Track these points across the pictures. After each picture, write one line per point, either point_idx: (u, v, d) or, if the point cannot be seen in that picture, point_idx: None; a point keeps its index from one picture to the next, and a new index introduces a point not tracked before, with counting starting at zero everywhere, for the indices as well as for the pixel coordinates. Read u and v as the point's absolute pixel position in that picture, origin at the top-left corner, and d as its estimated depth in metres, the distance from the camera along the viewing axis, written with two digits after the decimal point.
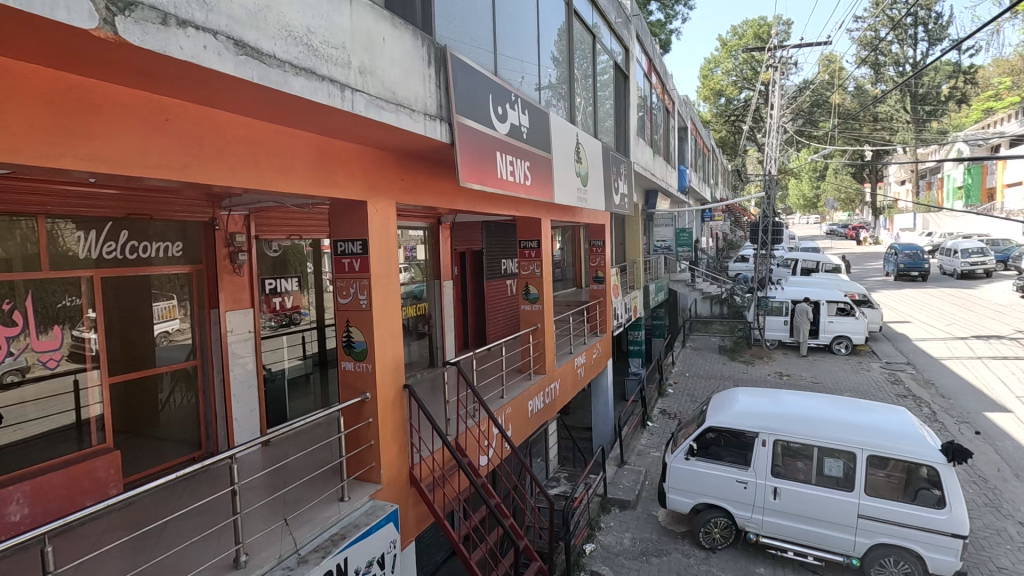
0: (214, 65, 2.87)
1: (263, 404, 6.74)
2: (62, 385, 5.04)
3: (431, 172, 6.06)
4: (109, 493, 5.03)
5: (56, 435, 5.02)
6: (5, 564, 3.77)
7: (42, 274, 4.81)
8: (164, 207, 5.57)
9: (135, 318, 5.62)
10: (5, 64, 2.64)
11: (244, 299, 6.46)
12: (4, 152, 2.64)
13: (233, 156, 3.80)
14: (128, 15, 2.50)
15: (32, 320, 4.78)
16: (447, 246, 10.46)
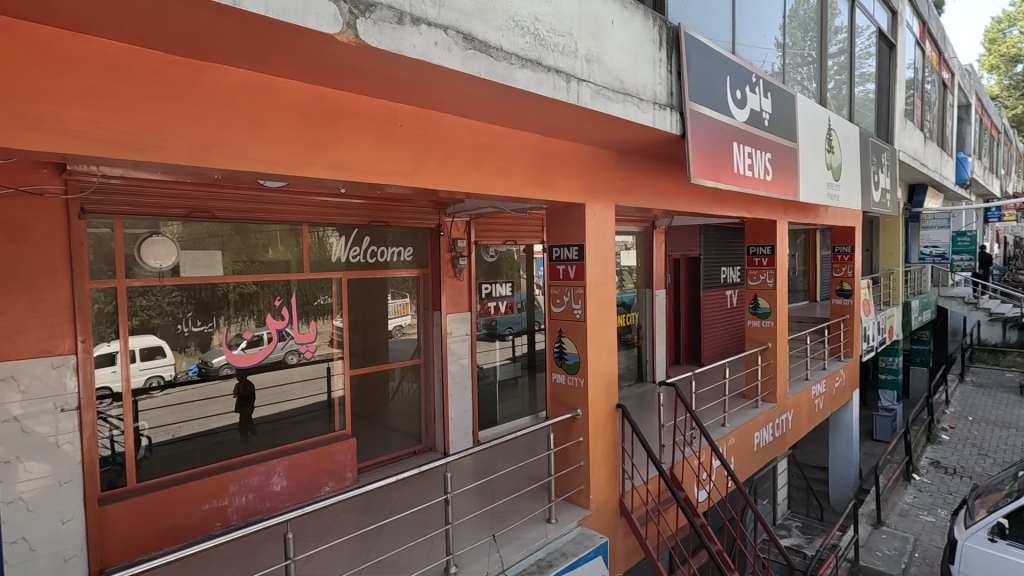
0: (443, 62, 2.74)
1: (477, 405, 6.91)
2: (317, 370, 5.72)
3: (653, 170, 5.46)
4: (346, 477, 5.59)
5: (312, 412, 5.68)
6: (258, 546, 4.39)
7: (306, 276, 5.51)
8: (398, 215, 6.00)
9: (373, 316, 6.17)
10: (271, 82, 2.85)
11: (462, 302, 6.69)
12: (267, 164, 2.87)
13: (458, 160, 3.75)
14: (368, 16, 2.46)
15: (296, 315, 5.50)
16: (661, 252, 9.67)
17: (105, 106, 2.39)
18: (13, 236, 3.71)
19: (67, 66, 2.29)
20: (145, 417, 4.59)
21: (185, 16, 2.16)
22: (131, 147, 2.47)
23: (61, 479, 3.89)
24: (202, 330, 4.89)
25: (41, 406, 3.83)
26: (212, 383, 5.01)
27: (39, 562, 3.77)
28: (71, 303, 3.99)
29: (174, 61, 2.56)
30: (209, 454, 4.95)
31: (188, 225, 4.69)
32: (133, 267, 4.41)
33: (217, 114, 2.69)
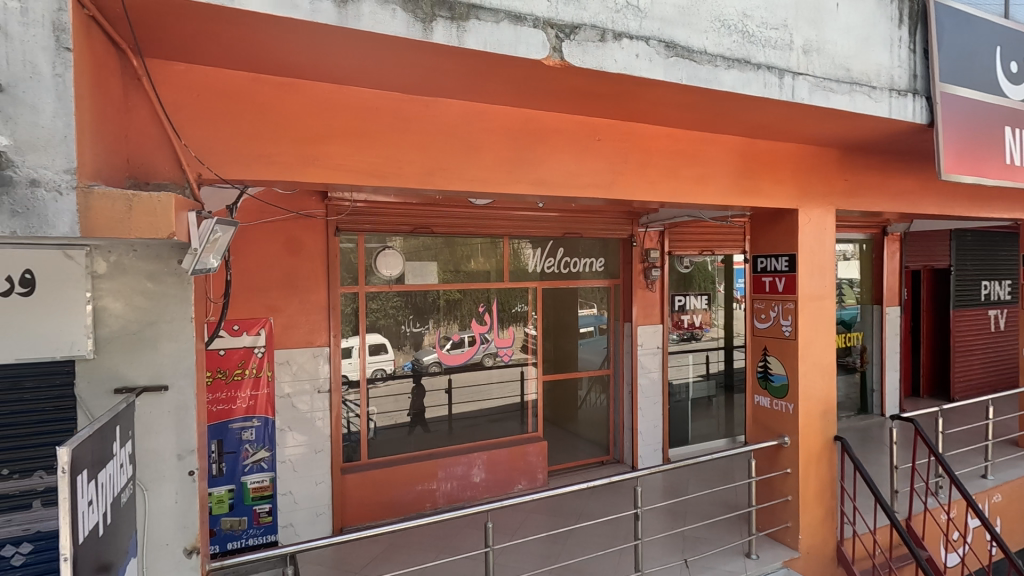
0: (645, 72, 2.74)
1: (667, 421, 6.66)
2: (512, 373, 6.09)
3: (887, 167, 4.69)
4: (537, 477, 5.86)
5: (507, 412, 6.07)
6: (462, 532, 4.80)
7: (505, 285, 5.93)
8: (591, 226, 6.12)
9: (565, 325, 6.36)
10: (484, 109, 3.16)
11: (654, 315, 6.56)
12: (479, 184, 3.18)
13: (655, 169, 3.70)
14: (572, 38, 2.58)
15: (496, 320, 5.96)
16: (895, 263, 8.21)
17: (359, 142, 2.90)
18: (291, 251, 4.75)
19: (335, 112, 2.84)
20: (374, 403, 5.36)
21: (421, 60, 2.52)
22: (376, 175, 2.95)
23: (316, 447, 4.86)
24: (416, 331, 5.56)
25: (303, 387, 4.82)
26: (422, 378, 5.65)
27: (300, 513, 4.81)
28: (326, 304, 4.90)
29: (409, 100, 2.99)
30: (421, 441, 5.60)
31: (408, 240, 5.38)
32: (370, 275, 5.23)
33: (440, 142, 3.07)
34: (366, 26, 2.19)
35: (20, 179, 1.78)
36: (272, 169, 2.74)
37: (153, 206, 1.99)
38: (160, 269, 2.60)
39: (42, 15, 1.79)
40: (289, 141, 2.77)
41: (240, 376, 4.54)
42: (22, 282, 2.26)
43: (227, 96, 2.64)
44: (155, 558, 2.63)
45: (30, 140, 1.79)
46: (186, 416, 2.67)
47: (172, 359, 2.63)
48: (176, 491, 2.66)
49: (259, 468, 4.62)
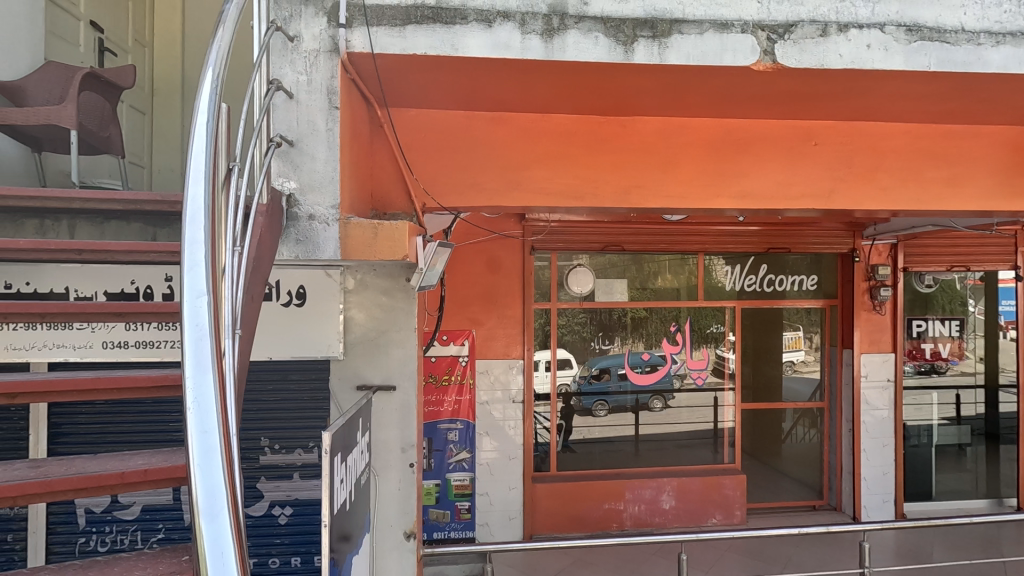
0: (878, 64, 2.41)
1: (901, 469, 5.61)
2: (706, 398, 5.72)
3: None
4: (734, 514, 5.39)
5: (699, 440, 5.70)
6: (653, 559, 4.62)
7: (698, 303, 5.62)
8: (802, 240, 5.51)
9: (768, 349, 5.80)
10: (684, 123, 3.07)
11: (883, 341, 5.61)
12: (677, 200, 3.09)
13: (889, 173, 3.19)
14: (787, 38, 2.39)
15: (688, 340, 5.67)
16: None
17: (558, 166, 3.05)
18: (492, 269, 5.16)
19: (537, 140, 3.04)
20: (562, 416, 5.47)
21: (621, 82, 2.57)
22: (573, 196, 3.07)
23: (509, 454, 5.15)
24: (602, 348, 5.54)
25: (498, 396, 5.17)
26: (606, 397, 5.58)
27: (495, 515, 5.13)
28: (521, 319, 5.19)
29: (607, 121, 3.05)
30: (608, 459, 5.55)
31: (597, 257, 5.43)
32: (561, 291, 5.39)
33: (637, 159, 3.07)
34: (571, 56, 2.32)
35: (302, 215, 2.24)
36: (482, 195, 3.04)
37: (392, 234, 2.33)
38: (393, 285, 3.02)
39: (321, 83, 2.25)
40: (497, 170, 3.03)
41: (448, 381, 5.03)
42: (296, 295, 2.88)
43: (448, 134, 2.99)
44: (383, 536, 3.04)
45: (310, 183, 2.24)
46: (408, 414, 3.05)
47: (399, 363, 3.03)
48: (399, 479, 3.04)
49: (461, 467, 5.03)
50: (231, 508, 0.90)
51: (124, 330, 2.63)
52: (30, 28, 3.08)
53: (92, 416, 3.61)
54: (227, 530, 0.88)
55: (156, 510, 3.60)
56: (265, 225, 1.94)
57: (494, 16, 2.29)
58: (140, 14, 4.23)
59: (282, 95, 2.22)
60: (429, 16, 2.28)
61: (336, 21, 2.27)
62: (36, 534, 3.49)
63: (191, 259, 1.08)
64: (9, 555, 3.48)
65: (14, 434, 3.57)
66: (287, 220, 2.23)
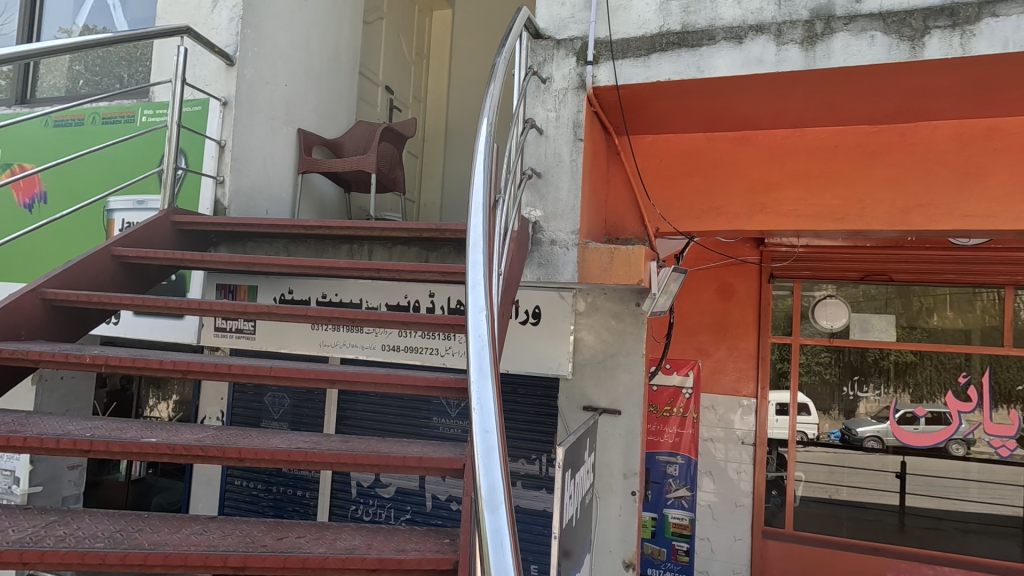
0: None
1: None
2: (1013, 476, 4.42)
3: None
4: None
5: (998, 529, 4.45)
6: None
7: (1000, 350, 4.40)
8: None
9: None
10: (992, 125, 2.49)
11: None
12: (979, 220, 2.52)
13: None
14: None
15: (986, 398, 4.45)
16: None
17: (815, 185, 2.75)
18: (724, 297, 4.84)
19: (790, 158, 2.78)
20: (802, 468, 4.76)
21: (904, 83, 2.20)
22: (832, 218, 2.72)
23: (735, 501, 4.71)
24: (854, 395, 4.71)
25: (725, 435, 4.78)
26: (854, 453, 4.72)
27: (717, 564, 4.71)
28: (756, 354, 4.75)
29: (880, 131, 2.65)
30: (863, 528, 4.64)
31: (851, 287, 4.69)
32: (804, 324, 4.76)
33: (921, 173, 2.58)
34: (838, 62, 2.08)
35: (545, 240, 2.41)
36: (720, 219, 2.90)
37: (628, 257, 2.38)
38: (623, 310, 3.06)
39: (568, 118, 2.41)
40: (740, 192, 2.86)
41: (669, 412, 4.86)
42: (532, 314, 3.00)
43: (685, 156, 2.93)
44: (602, 560, 3.04)
45: (554, 211, 2.41)
46: (633, 441, 3.01)
47: (626, 389, 3.04)
48: (620, 505, 3.01)
49: (680, 505, 4.80)
50: (507, 504, 0.95)
51: (398, 336, 3.15)
52: (349, 96, 3.97)
53: (368, 405, 4.40)
54: (505, 525, 0.92)
55: (407, 493, 4.20)
56: (515, 249, 2.14)
57: (746, 32, 2.19)
58: (420, 76, 5.12)
59: (534, 133, 2.43)
60: (675, 42, 2.29)
61: (584, 59, 2.42)
62: (324, 495, 4.36)
63: (473, 280, 1.25)
64: (306, 508, 4.42)
65: (317, 412, 4.54)
66: (532, 244, 2.43)
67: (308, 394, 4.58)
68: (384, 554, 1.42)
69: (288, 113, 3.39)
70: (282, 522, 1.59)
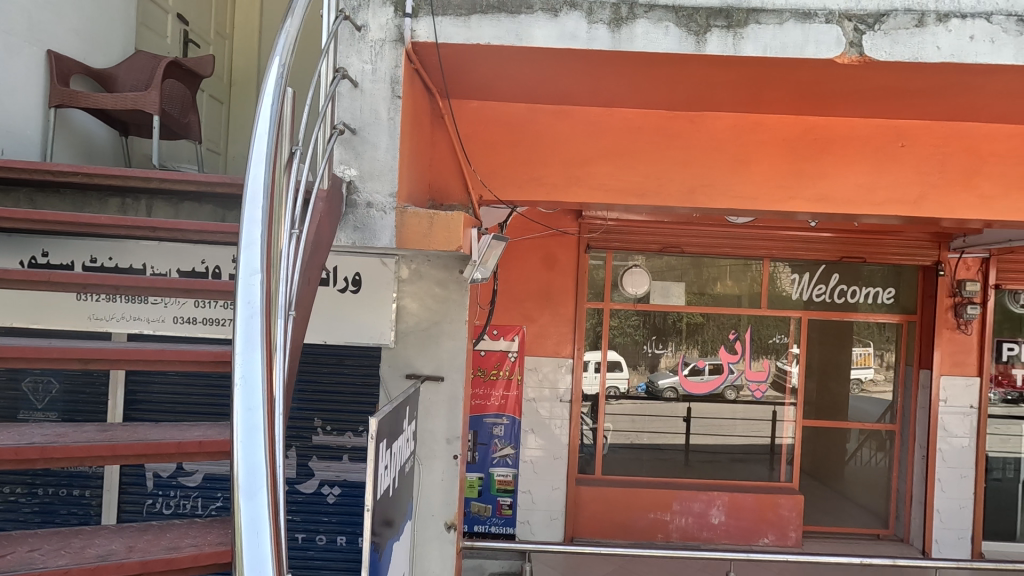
0: (983, 57, 2.18)
1: (983, 505, 5.20)
2: (763, 412, 5.44)
3: None
4: (789, 535, 5.13)
5: (753, 455, 5.43)
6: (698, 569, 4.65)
7: (760, 311, 5.34)
8: (880, 249, 5.16)
9: (835, 366, 5.46)
10: (759, 120, 2.92)
11: (967, 364, 5.18)
12: (746, 201, 2.96)
13: (989, 179, 2.93)
14: (878, 28, 2.21)
15: (748, 350, 5.40)
16: None
17: (623, 162, 2.98)
18: (548, 265, 5.12)
19: (602, 135, 2.97)
20: (610, 419, 5.35)
21: (693, 74, 2.45)
22: (636, 193, 2.99)
23: (554, 454, 5.11)
24: (655, 352, 5.36)
25: (547, 394, 5.13)
26: (654, 403, 5.40)
27: (538, 514, 5.10)
28: (574, 318, 5.13)
29: (676, 116, 2.94)
30: (657, 466, 5.37)
31: (655, 258, 5.27)
32: (616, 291, 5.26)
33: (706, 157, 2.95)
34: (639, 47, 2.24)
35: (361, 202, 2.27)
36: (540, 189, 3.02)
37: (447, 224, 2.32)
38: (447, 277, 3.04)
39: (385, 72, 2.27)
40: (558, 165, 3.00)
41: (496, 375, 5.04)
42: (353, 282, 2.84)
43: (508, 125, 2.97)
44: (425, 525, 3.06)
45: (371, 171, 2.27)
46: (456, 406, 3.05)
47: (450, 355, 3.04)
48: (443, 470, 3.05)
49: (504, 463, 5.02)
50: (269, 490, 0.93)
51: (194, 307, 2.76)
52: (124, 19, 3.32)
53: (166, 386, 3.82)
54: (263, 512, 0.90)
55: (216, 479, 3.78)
56: (325, 210, 1.98)
57: (561, 6, 2.24)
58: (223, 8, 4.44)
59: (347, 84, 2.25)
60: (494, 6, 2.26)
61: (402, 11, 2.28)
62: (110, 492, 3.73)
63: (247, 238, 1.11)
64: (87, 509, 3.74)
65: (98, 398, 3.83)
66: (347, 207, 2.28)
67: (84, 377, 3.83)
68: (153, 554, 1.23)
69: (33, 29, 2.69)
70: (12, 534, 1.30)
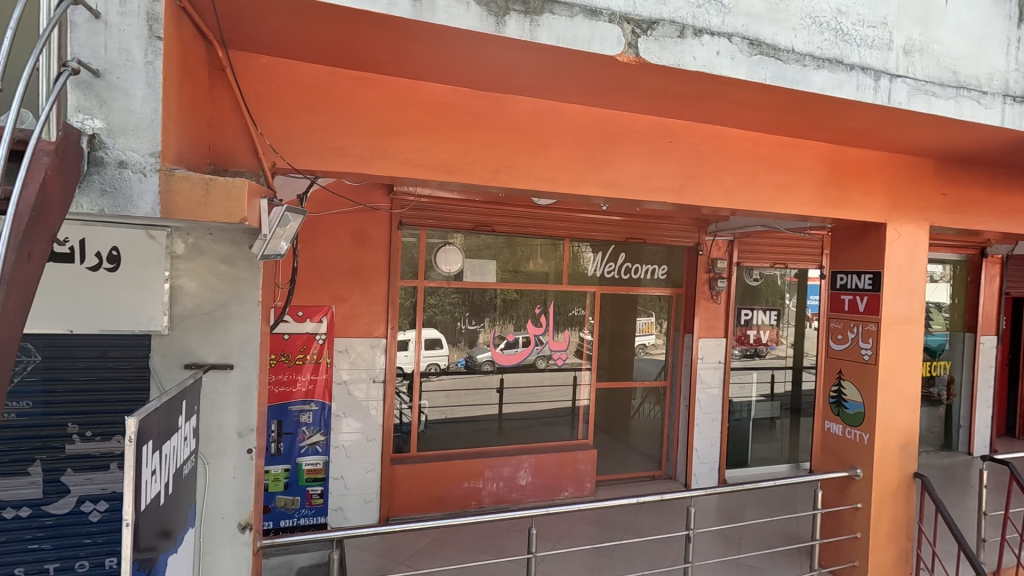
0: (726, 71, 2.59)
1: (726, 440, 6.42)
2: (565, 378, 5.97)
3: (995, 184, 4.35)
4: (584, 486, 5.76)
5: (557, 417, 5.96)
6: (505, 531, 4.99)
7: (563, 287, 5.81)
8: (657, 231, 5.97)
9: (623, 334, 6.21)
10: (556, 107, 3.11)
11: (717, 327, 6.30)
12: (546, 183, 3.15)
13: (731, 175, 3.55)
14: (650, 34, 2.47)
15: (552, 323, 5.85)
16: (994, 287, 7.59)
17: (430, 137, 2.94)
18: (358, 242, 4.89)
19: (409, 107, 2.89)
20: (426, 396, 5.39)
21: (494, 55, 2.50)
22: (443, 170, 2.97)
23: (369, 435, 4.99)
24: (471, 328, 5.53)
25: (361, 375, 4.95)
26: (472, 376, 5.59)
27: (351, 499, 4.96)
28: (386, 296, 5.00)
29: (481, 96, 2.99)
30: (471, 438, 5.59)
31: (468, 236, 5.37)
32: (430, 269, 5.26)
33: (509, 138, 3.06)
34: (440, 19, 2.19)
35: (111, 161, 1.88)
36: (343, 160, 2.82)
37: (228, 191, 2.02)
38: (235, 253, 2.69)
39: (138, 6, 1.88)
40: (361, 135, 2.84)
41: (302, 360, 4.68)
42: (108, 258, 2.37)
43: (305, 87, 2.73)
44: (213, 529, 2.74)
45: (122, 125, 1.89)
46: (250, 396, 2.73)
47: (240, 341, 2.70)
48: (235, 467, 2.74)
49: (314, 451, 4.72)
50: None
51: None
52: None
53: None
54: None
55: None
56: (53, 169, 1.60)
57: None
58: None
59: (83, 12, 1.84)
60: None
61: None
62: None
63: None
64: None
65: None
66: (89, 165, 1.87)
67: None
68: None
69: None
70: None
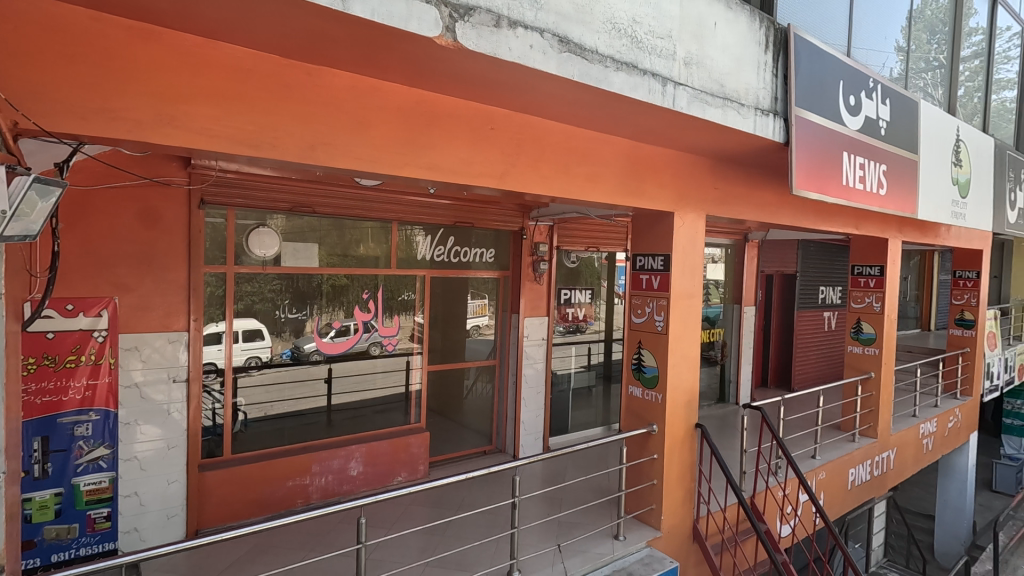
0: (538, 64, 2.74)
1: (550, 410, 6.94)
2: (397, 363, 5.90)
3: (751, 181, 5.28)
4: (418, 469, 5.78)
5: (390, 403, 5.87)
6: (334, 525, 4.79)
7: (392, 271, 5.70)
8: (484, 216, 6.14)
9: (454, 316, 6.32)
10: (375, 85, 3.00)
11: (541, 307, 6.69)
12: (366, 163, 3.03)
13: (547, 163, 3.79)
14: (467, 20, 2.51)
15: (381, 308, 5.70)
16: (753, 266, 9.29)
17: (230, 106, 2.63)
18: (147, 223, 4.21)
19: (202, 69, 2.54)
20: (242, 393, 4.91)
21: (301, 21, 2.31)
22: (248, 144, 2.69)
23: (171, 443, 4.38)
24: (295, 317, 5.16)
25: (158, 375, 4.31)
26: (296, 368, 5.25)
27: (148, 517, 4.31)
28: (187, 285, 4.40)
29: (291, 65, 2.76)
30: (296, 433, 5.23)
31: (284, 218, 4.96)
32: (241, 254, 4.76)
33: (324, 114, 2.87)
34: None
35: None
36: (117, 125, 2.39)
37: None
38: None
39: None
40: (140, 97, 2.43)
41: (75, 362, 3.89)
42: None
43: (58, 33, 2.24)
44: None
45: None
46: None
47: None
48: None
49: (96, 467, 4.01)
50: None
51: None
52: None
53: None
54: None
55: None
56: None
57: None
58: None
59: None
60: None
61: None
62: None
63: None
64: None
65: None
66: None
67: None
68: None
69: None
70: None
